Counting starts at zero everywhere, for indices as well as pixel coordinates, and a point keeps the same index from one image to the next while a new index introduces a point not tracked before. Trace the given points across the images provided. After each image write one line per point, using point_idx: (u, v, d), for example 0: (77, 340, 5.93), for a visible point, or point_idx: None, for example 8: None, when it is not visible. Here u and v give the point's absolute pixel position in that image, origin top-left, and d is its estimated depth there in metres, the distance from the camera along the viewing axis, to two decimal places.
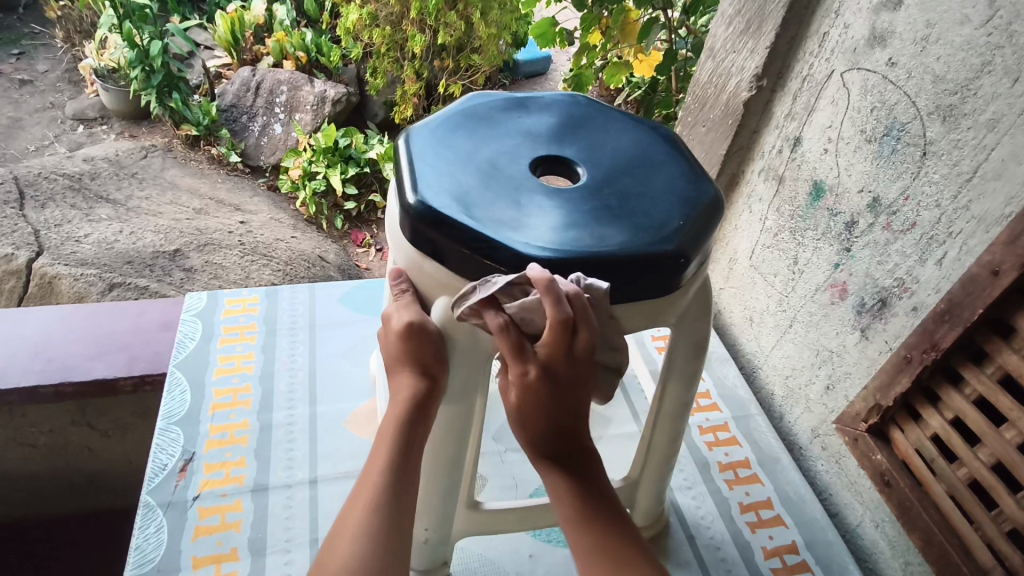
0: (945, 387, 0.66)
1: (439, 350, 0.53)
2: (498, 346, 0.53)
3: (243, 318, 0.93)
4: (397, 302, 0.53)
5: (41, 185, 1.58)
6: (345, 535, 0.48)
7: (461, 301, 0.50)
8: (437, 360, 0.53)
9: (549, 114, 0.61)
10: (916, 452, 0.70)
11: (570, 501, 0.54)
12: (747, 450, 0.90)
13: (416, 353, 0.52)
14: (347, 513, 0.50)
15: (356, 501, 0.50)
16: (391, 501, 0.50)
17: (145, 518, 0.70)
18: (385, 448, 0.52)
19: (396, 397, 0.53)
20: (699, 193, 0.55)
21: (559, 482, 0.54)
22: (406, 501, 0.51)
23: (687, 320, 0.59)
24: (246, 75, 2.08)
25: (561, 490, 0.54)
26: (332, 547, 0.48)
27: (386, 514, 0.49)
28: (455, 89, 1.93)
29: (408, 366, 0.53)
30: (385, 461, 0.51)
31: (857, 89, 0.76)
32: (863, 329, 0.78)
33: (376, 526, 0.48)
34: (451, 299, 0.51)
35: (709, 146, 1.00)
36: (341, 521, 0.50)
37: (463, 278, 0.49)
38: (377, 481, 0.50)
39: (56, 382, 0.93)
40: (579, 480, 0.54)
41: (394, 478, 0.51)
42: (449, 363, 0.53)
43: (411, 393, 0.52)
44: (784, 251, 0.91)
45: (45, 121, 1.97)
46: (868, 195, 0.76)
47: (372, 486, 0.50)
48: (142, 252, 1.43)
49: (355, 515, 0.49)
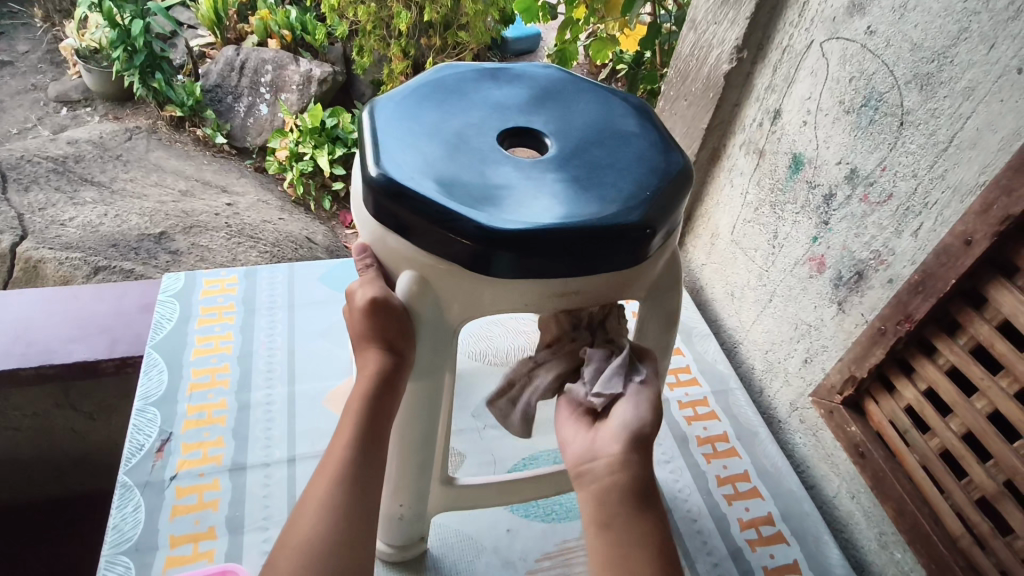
0: (919, 358, 0.67)
1: (404, 326, 0.52)
2: (464, 320, 0.52)
3: (221, 299, 0.92)
4: (362, 277, 0.53)
5: (23, 169, 1.57)
6: (308, 508, 0.49)
7: (422, 274, 0.50)
8: (401, 336, 0.52)
9: (521, 86, 0.60)
10: (890, 423, 0.71)
11: (640, 558, 0.46)
12: (725, 424, 0.90)
13: (380, 329, 0.52)
14: (311, 486, 0.50)
15: (321, 474, 0.51)
16: (355, 474, 0.50)
17: (122, 498, 0.70)
18: (350, 424, 0.52)
19: (363, 373, 0.53)
20: (669, 163, 0.54)
21: (646, 533, 0.47)
22: (372, 475, 0.51)
23: (657, 292, 0.57)
24: (230, 54, 2.05)
25: (636, 536, 0.47)
26: (297, 519, 0.49)
27: (351, 488, 0.49)
28: None
29: (373, 341, 0.52)
30: (349, 435, 0.51)
31: (837, 59, 0.75)
32: (840, 302, 0.78)
33: (339, 499, 0.49)
34: (414, 273, 0.50)
35: (691, 120, 1.00)
36: (306, 494, 0.50)
37: (427, 251, 0.48)
38: (343, 455, 0.50)
39: (35, 365, 0.93)
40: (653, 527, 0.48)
41: (360, 454, 0.51)
42: (415, 338, 0.53)
43: (376, 368, 0.52)
44: (765, 225, 0.90)
45: (26, 102, 1.93)
46: (846, 166, 0.76)
47: (336, 460, 0.50)
48: (127, 235, 1.43)
49: (320, 489, 0.49)
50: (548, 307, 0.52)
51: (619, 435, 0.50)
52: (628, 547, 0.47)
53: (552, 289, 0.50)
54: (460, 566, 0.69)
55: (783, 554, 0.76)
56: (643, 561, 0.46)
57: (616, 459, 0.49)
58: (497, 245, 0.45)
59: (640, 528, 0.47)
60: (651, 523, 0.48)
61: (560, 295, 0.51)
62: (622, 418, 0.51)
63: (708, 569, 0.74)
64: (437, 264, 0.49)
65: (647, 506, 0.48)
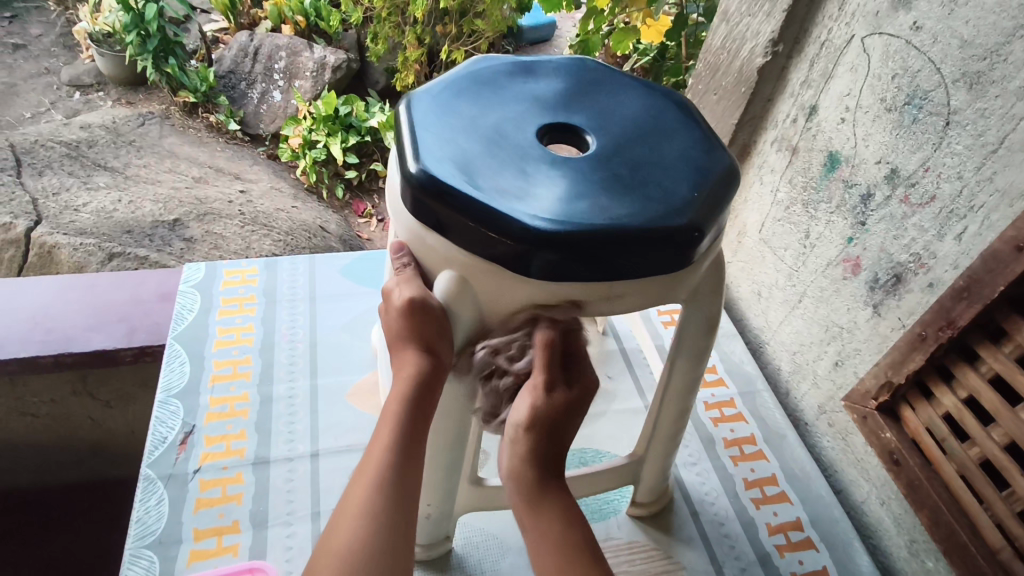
0: (960, 365, 0.64)
1: (443, 327, 0.50)
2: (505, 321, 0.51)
3: (242, 290, 0.91)
4: (399, 275, 0.51)
5: (38, 153, 1.56)
6: (347, 516, 0.48)
7: (465, 274, 0.48)
8: (440, 337, 0.51)
9: (558, 79, 0.58)
10: (927, 430, 0.68)
11: (546, 554, 0.50)
12: (753, 426, 0.87)
13: (420, 330, 0.50)
14: (349, 492, 0.49)
15: (358, 478, 0.50)
16: (393, 480, 0.49)
17: (146, 491, 0.69)
18: (387, 428, 0.51)
19: (400, 374, 0.52)
20: (715, 162, 0.52)
21: (546, 529, 0.50)
22: (410, 478, 0.50)
23: (702, 295, 0.54)
24: (243, 40, 2.04)
25: (539, 532, 0.51)
26: (335, 526, 0.48)
27: (389, 494, 0.48)
28: (458, 55, 1.87)
29: (411, 342, 0.51)
30: (387, 441, 0.50)
31: (879, 55, 0.74)
32: (875, 306, 0.77)
33: (378, 505, 0.48)
34: (455, 273, 0.48)
35: (720, 115, 0.99)
36: (344, 499, 0.49)
37: (467, 250, 0.47)
38: (381, 458, 0.50)
39: (55, 352, 0.93)
40: (552, 527, 0.50)
41: (400, 458, 0.50)
42: (452, 339, 0.51)
43: (413, 371, 0.51)
44: (796, 224, 0.89)
45: (40, 86, 1.93)
46: (886, 165, 0.74)
47: (374, 466, 0.49)
48: (142, 221, 1.42)
49: (357, 495, 0.49)
50: (590, 310, 0.50)
51: (512, 447, 0.52)
52: (535, 544, 0.51)
53: (595, 292, 0.48)
54: (485, 566, 0.68)
55: (813, 560, 0.74)
56: (550, 563, 0.49)
57: (507, 470, 0.53)
58: (543, 247, 0.44)
59: (541, 525, 0.51)
60: (547, 522, 0.51)
61: (603, 299, 0.49)
62: (509, 423, 0.53)
63: (736, 574, 0.73)
64: (478, 265, 0.47)
65: (545, 501, 0.52)
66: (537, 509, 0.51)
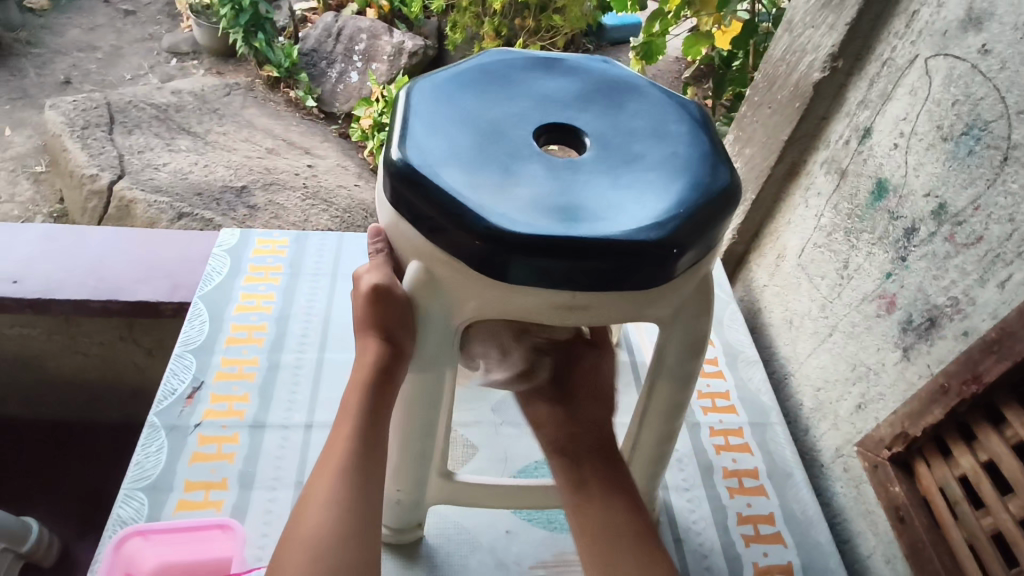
0: (983, 426, 0.58)
1: (404, 317, 0.50)
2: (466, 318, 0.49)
3: (271, 259, 0.95)
4: (370, 261, 0.52)
5: (130, 113, 1.67)
6: (312, 504, 0.49)
7: (428, 267, 0.48)
8: (400, 327, 0.51)
9: (574, 79, 0.57)
10: (940, 491, 0.63)
11: (616, 505, 0.57)
12: (758, 459, 0.83)
13: (379, 316, 0.51)
14: (315, 481, 0.51)
15: (323, 468, 0.51)
16: (358, 466, 0.50)
17: (148, 437, 0.73)
18: (350, 417, 0.52)
19: (362, 361, 0.53)
20: (715, 177, 0.49)
21: (615, 484, 0.58)
22: (374, 466, 0.51)
23: (683, 315, 0.51)
24: (329, 20, 2.11)
25: (608, 487, 0.58)
26: (301, 515, 0.49)
27: (353, 481, 0.50)
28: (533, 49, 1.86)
29: (373, 330, 0.52)
30: (349, 428, 0.52)
31: (941, 79, 0.68)
32: (905, 349, 0.71)
33: (343, 491, 0.49)
34: (420, 264, 0.48)
35: (771, 130, 0.93)
36: (309, 490, 0.50)
37: (431, 240, 0.46)
38: (345, 446, 0.51)
39: (104, 299, 1.00)
40: (619, 482, 0.59)
41: (363, 444, 0.51)
42: (412, 330, 0.51)
43: (373, 359, 0.52)
44: (836, 252, 0.83)
45: (142, 51, 2.07)
46: (933, 199, 0.69)
47: (338, 454, 0.51)
48: (213, 185, 1.51)
49: (322, 483, 0.50)
50: (550, 320, 0.48)
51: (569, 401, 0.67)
52: (605, 508, 0.57)
53: (559, 299, 0.46)
54: (453, 559, 0.68)
55: None
56: (622, 510, 0.57)
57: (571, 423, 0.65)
58: (506, 248, 0.43)
59: (613, 480, 0.59)
60: (618, 476, 0.59)
61: (564, 308, 0.47)
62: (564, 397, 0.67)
63: None
64: (438, 257, 0.46)
65: (613, 466, 0.60)
66: (610, 470, 0.60)
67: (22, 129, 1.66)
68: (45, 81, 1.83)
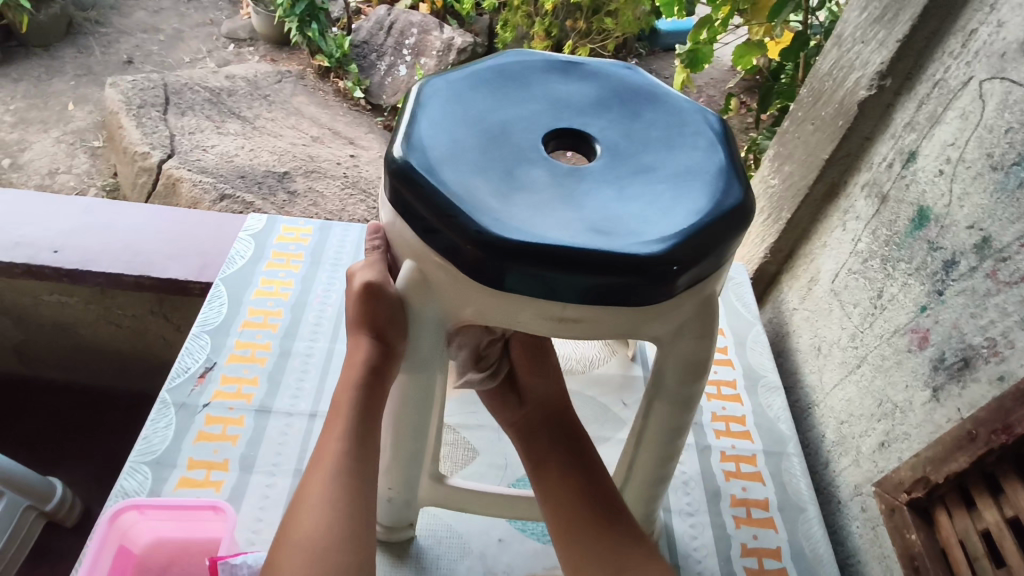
0: (1011, 479, 0.54)
1: (394, 315, 0.50)
2: (458, 321, 0.48)
3: (293, 247, 0.96)
4: (365, 259, 0.53)
5: (184, 95, 1.73)
6: (306, 506, 0.47)
7: (422, 267, 0.47)
8: (390, 325, 0.50)
9: (591, 84, 0.55)
10: (960, 543, 0.59)
11: (572, 494, 0.58)
12: (769, 490, 0.79)
13: (370, 314, 0.51)
14: (306, 483, 0.49)
15: (313, 471, 0.49)
16: (352, 466, 0.49)
17: (159, 413, 0.75)
18: (342, 417, 0.51)
19: (352, 359, 0.52)
20: (727, 194, 0.46)
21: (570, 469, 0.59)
22: (368, 467, 0.50)
23: (684, 337, 0.49)
24: (382, 13, 2.13)
25: (562, 473, 0.59)
26: (293, 519, 0.47)
27: (347, 481, 0.48)
28: (583, 52, 1.84)
29: (364, 327, 0.51)
30: (341, 428, 0.50)
31: (996, 104, 0.64)
32: (935, 389, 0.67)
33: (337, 493, 0.47)
34: (414, 264, 0.47)
35: (812, 148, 0.89)
36: (300, 492, 0.49)
37: (426, 241, 0.45)
38: (337, 447, 0.49)
39: (136, 274, 1.03)
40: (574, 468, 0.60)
41: (356, 443, 0.50)
42: (403, 328, 0.50)
43: (363, 357, 0.51)
44: (871, 280, 0.79)
45: (202, 35, 2.13)
46: (977, 232, 0.64)
47: (330, 455, 0.49)
48: (256, 169, 1.53)
49: (314, 484, 0.48)
50: (542, 330, 0.46)
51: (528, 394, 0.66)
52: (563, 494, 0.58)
53: (551, 311, 0.45)
54: (442, 563, 0.67)
55: None
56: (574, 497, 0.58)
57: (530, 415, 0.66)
58: (499, 255, 0.42)
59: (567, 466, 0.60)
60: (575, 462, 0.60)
61: (557, 320, 0.45)
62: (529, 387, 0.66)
63: None
64: (432, 258, 0.46)
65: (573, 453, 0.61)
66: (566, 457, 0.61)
67: (84, 104, 1.73)
68: (109, 60, 1.91)
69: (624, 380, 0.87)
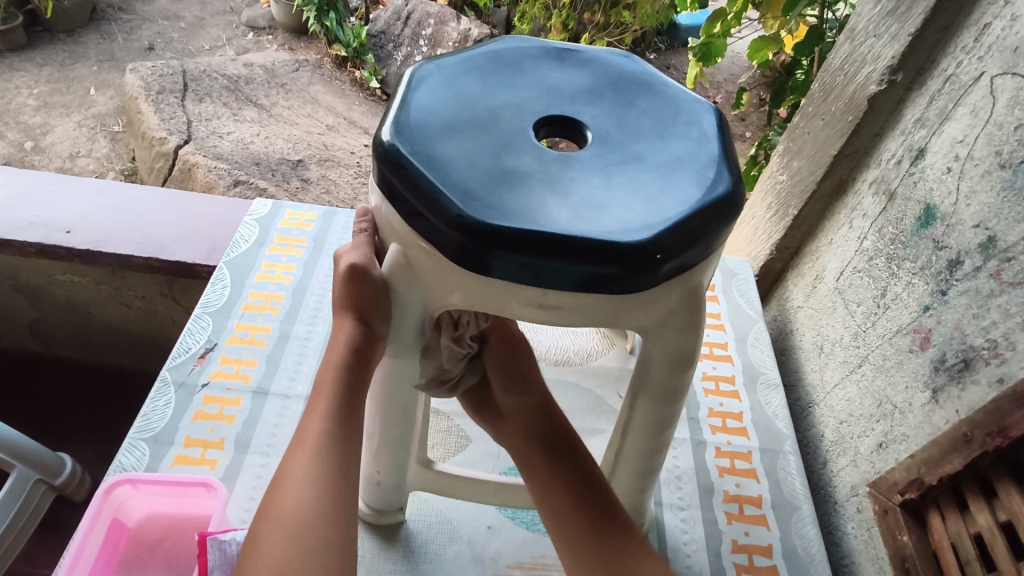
0: (1006, 483, 0.53)
1: (377, 296, 0.51)
2: (441, 304, 0.49)
3: (297, 232, 0.97)
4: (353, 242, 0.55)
5: (202, 82, 1.74)
6: (288, 484, 0.48)
7: (405, 250, 0.47)
8: (373, 307, 0.51)
9: (586, 72, 0.55)
10: (952, 546, 0.58)
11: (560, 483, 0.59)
12: (763, 487, 0.79)
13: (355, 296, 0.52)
14: (288, 462, 0.49)
15: (295, 451, 0.49)
16: (334, 445, 0.49)
17: (158, 391, 0.76)
18: (324, 397, 0.51)
19: (337, 341, 0.53)
20: (716, 183, 0.46)
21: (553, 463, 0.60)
22: (351, 448, 0.51)
23: (669, 327, 0.49)
24: (399, 3, 2.12)
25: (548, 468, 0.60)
26: (274, 497, 0.48)
27: (329, 459, 0.48)
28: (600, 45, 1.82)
29: (350, 310, 0.52)
30: (323, 410, 0.51)
31: (1006, 100, 0.62)
32: (934, 391, 0.65)
33: (319, 470, 0.48)
34: (399, 248, 0.48)
35: (821, 144, 0.87)
36: (282, 471, 0.49)
37: (410, 225, 0.45)
38: (319, 426, 0.50)
39: (145, 255, 1.04)
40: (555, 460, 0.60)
41: (338, 423, 0.50)
42: (386, 311, 0.51)
43: (347, 339, 0.52)
44: (875, 279, 0.78)
45: (223, 24, 2.15)
46: (982, 231, 0.63)
47: (312, 435, 0.50)
48: (270, 156, 1.55)
49: (296, 463, 0.48)
50: (524, 316, 0.46)
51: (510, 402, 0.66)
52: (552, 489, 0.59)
53: (532, 297, 0.44)
54: (430, 548, 0.68)
55: None
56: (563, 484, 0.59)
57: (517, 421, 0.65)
58: (480, 239, 0.42)
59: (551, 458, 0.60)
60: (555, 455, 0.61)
61: (539, 307, 0.45)
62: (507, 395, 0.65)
63: None
64: (416, 241, 0.46)
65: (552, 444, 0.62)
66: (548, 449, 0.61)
67: (105, 89, 1.75)
68: (131, 45, 1.93)
69: (621, 372, 0.87)
